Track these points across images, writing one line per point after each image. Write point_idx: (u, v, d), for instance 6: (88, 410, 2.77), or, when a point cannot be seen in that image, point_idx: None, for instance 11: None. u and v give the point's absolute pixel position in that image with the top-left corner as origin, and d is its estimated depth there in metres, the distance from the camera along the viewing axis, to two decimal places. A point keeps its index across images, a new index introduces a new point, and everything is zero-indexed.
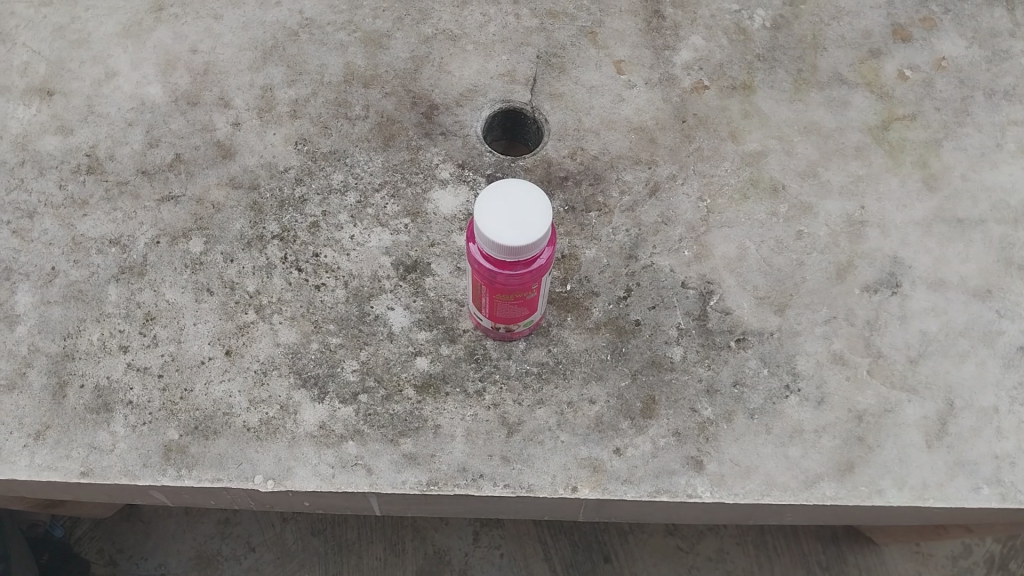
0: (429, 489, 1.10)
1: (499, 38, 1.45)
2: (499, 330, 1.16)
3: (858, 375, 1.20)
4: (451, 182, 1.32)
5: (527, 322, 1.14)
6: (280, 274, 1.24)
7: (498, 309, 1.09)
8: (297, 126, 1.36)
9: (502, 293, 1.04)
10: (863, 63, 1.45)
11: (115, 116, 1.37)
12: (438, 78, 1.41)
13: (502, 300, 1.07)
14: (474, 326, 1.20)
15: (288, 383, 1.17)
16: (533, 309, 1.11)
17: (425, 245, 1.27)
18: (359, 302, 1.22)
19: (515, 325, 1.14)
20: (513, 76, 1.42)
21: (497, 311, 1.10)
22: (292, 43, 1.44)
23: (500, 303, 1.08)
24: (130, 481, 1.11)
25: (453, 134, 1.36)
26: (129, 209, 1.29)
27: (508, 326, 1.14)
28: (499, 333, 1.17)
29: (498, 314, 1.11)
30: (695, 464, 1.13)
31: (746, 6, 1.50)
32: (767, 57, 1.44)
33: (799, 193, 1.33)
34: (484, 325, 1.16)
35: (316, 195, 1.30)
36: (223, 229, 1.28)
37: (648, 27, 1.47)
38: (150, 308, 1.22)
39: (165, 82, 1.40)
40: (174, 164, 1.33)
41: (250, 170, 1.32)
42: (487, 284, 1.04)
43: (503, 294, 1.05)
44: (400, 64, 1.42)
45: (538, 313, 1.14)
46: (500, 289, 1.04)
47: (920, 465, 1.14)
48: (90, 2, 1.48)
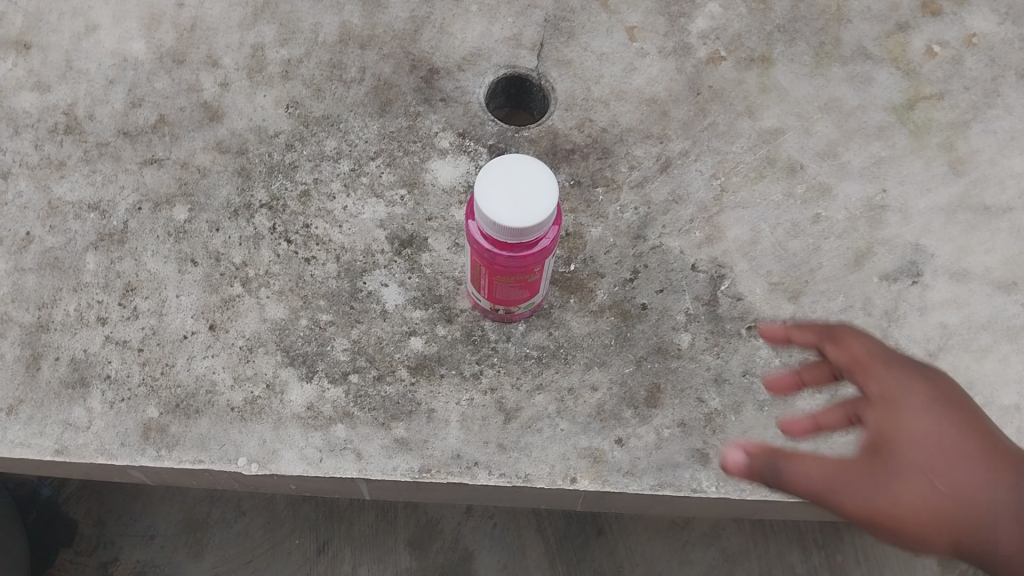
0: (421, 476, 1.07)
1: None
2: (498, 310, 1.11)
3: None
4: (451, 152, 1.26)
5: (528, 303, 1.09)
6: (269, 245, 1.19)
7: (498, 289, 1.04)
8: (289, 88, 1.30)
9: (502, 274, 0.99)
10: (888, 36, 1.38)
11: (96, 73, 1.31)
12: (439, 40, 1.35)
13: (502, 281, 1.02)
14: (472, 305, 1.15)
15: (274, 361, 1.12)
16: (534, 291, 1.06)
17: (422, 218, 1.21)
18: (351, 278, 1.17)
19: (515, 307, 1.09)
20: (519, 40, 1.36)
21: (496, 291, 1.05)
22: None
23: (500, 284, 1.03)
24: (107, 461, 1.07)
25: (453, 101, 1.30)
26: (110, 172, 1.24)
27: (508, 307, 1.09)
28: (498, 314, 1.13)
29: (498, 294, 1.06)
30: (700, 458, 1.09)
31: None
32: (787, 28, 1.38)
33: (817, 174, 1.27)
34: (482, 305, 1.11)
35: (307, 162, 1.25)
36: (208, 196, 1.22)
37: None
38: (131, 279, 1.17)
39: (150, 39, 1.34)
40: (158, 126, 1.27)
41: (238, 135, 1.26)
42: (487, 265, 0.99)
43: (504, 276, 1.00)
44: (400, 25, 1.36)
45: (540, 294, 1.09)
46: (500, 270, 0.99)
47: None
48: None
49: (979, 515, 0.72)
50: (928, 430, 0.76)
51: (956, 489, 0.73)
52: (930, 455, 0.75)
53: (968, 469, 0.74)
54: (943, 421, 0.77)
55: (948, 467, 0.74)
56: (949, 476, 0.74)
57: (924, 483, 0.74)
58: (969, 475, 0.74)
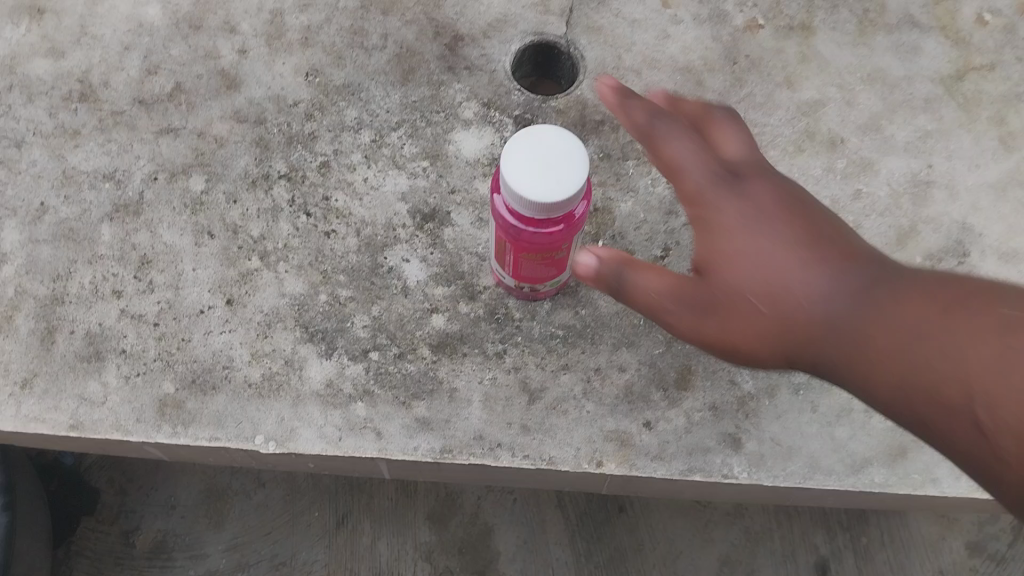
0: (442, 457, 1.04)
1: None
2: (523, 288, 1.08)
3: None
4: (476, 122, 1.22)
5: (554, 281, 1.06)
6: (288, 218, 1.17)
7: (523, 267, 1.01)
8: (308, 55, 1.27)
9: (528, 251, 0.96)
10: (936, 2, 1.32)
11: (112, 38, 1.28)
12: (465, 5, 1.30)
13: (527, 258, 0.98)
14: (495, 283, 1.12)
15: (293, 336, 1.10)
16: (561, 269, 1.03)
17: (445, 191, 1.18)
18: (372, 253, 1.15)
19: (540, 285, 1.06)
20: (547, 6, 1.31)
21: (521, 269, 1.02)
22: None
23: (526, 262, 0.99)
24: (122, 437, 1.06)
25: (477, 69, 1.26)
26: (125, 141, 1.22)
27: (533, 284, 1.06)
28: (522, 292, 1.10)
29: (523, 272, 1.03)
30: (732, 443, 1.06)
31: None
32: None
33: (859, 148, 1.22)
34: (506, 282, 1.08)
35: (327, 132, 1.22)
36: (225, 167, 1.20)
37: None
38: (146, 252, 1.15)
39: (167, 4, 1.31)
40: (175, 94, 1.24)
41: (256, 104, 1.23)
42: (512, 242, 0.95)
43: (530, 253, 0.96)
44: None
45: (566, 272, 1.05)
46: (526, 247, 0.95)
47: None
48: None
49: (813, 327, 0.77)
50: (751, 246, 0.80)
51: (781, 301, 0.78)
52: (755, 272, 0.79)
53: (797, 285, 0.77)
54: (769, 232, 0.80)
55: (776, 281, 0.78)
56: (767, 291, 0.78)
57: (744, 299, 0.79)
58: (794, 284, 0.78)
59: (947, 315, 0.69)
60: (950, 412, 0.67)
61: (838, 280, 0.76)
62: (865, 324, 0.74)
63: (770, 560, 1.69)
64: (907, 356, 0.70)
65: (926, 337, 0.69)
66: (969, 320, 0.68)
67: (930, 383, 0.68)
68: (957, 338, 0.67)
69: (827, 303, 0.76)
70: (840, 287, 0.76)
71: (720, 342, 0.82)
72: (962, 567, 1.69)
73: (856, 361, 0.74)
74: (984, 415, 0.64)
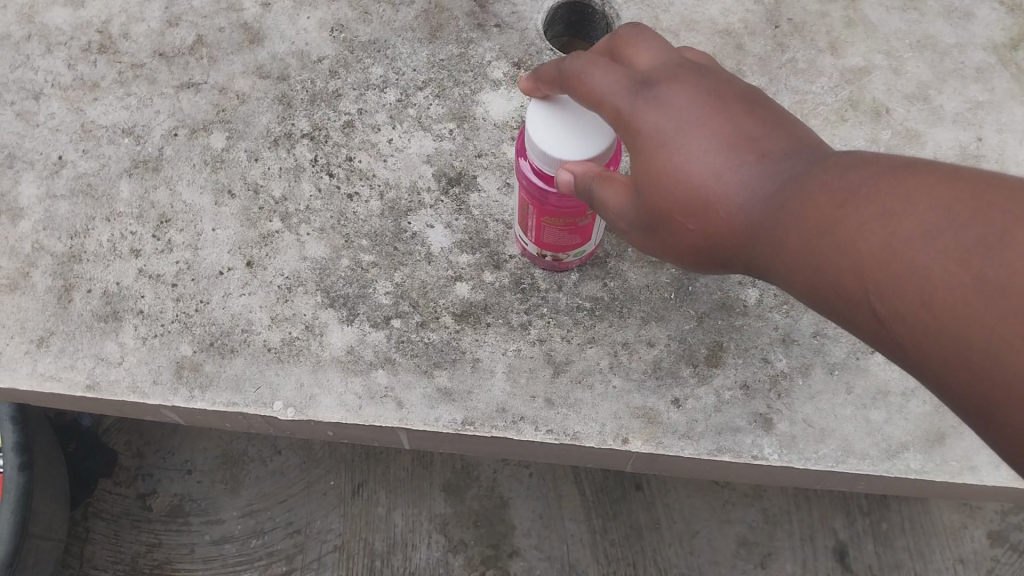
0: (463, 429, 1.02)
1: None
2: (546, 258, 1.05)
3: None
4: (505, 84, 1.19)
5: (578, 252, 1.03)
6: (310, 179, 1.14)
7: (547, 233, 0.99)
8: (334, 9, 1.23)
9: (553, 214, 0.93)
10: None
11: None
12: None
13: (551, 222, 0.96)
14: (519, 253, 1.10)
15: (315, 301, 1.08)
16: (585, 239, 1.00)
17: (471, 155, 1.15)
18: (396, 217, 1.12)
19: (563, 255, 1.03)
20: None
21: (545, 235, 0.99)
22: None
23: (549, 227, 0.97)
24: (138, 398, 1.05)
25: (508, 28, 1.22)
26: (145, 95, 1.19)
27: (556, 255, 1.03)
28: (545, 262, 1.07)
29: (546, 239, 1.00)
30: (763, 423, 1.03)
31: None
32: None
33: (905, 118, 1.17)
34: (530, 251, 1.06)
35: (352, 91, 1.18)
36: (247, 124, 1.17)
37: None
38: (165, 210, 1.13)
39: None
40: (196, 48, 1.22)
41: (280, 59, 1.20)
42: (536, 204, 0.93)
43: (555, 217, 0.94)
44: None
45: (591, 243, 1.02)
46: (550, 210, 0.93)
47: None
48: None
49: (736, 235, 0.74)
50: (665, 154, 0.74)
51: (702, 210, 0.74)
52: (674, 183, 0.74)
53: (715, 191, 0.73)
54: (682, 134, 0.74)
55: (695, 190, 0.74)
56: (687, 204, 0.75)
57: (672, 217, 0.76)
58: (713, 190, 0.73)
59: (848, 206, 0.65)
60: (859, 306, 0.64)
61: (752, 177, 0.72)
62: (777, 225, 0.69)
63: (788, 542, 1.67)
64: (814, 257, 0.66)
65: (831, 232, 0.65)
66: (873, 208, 0.63)
67: (840, 282, 0.65)
68: (857, 229, 0.63)
69: (742, 205, 0.72)
70: (758, 185, 0.71)
71: (669, 256, 0.81)
72: (984, 556, 1.66)
73: (775, 265, 0.71)
74: (887, 309, 0.61)
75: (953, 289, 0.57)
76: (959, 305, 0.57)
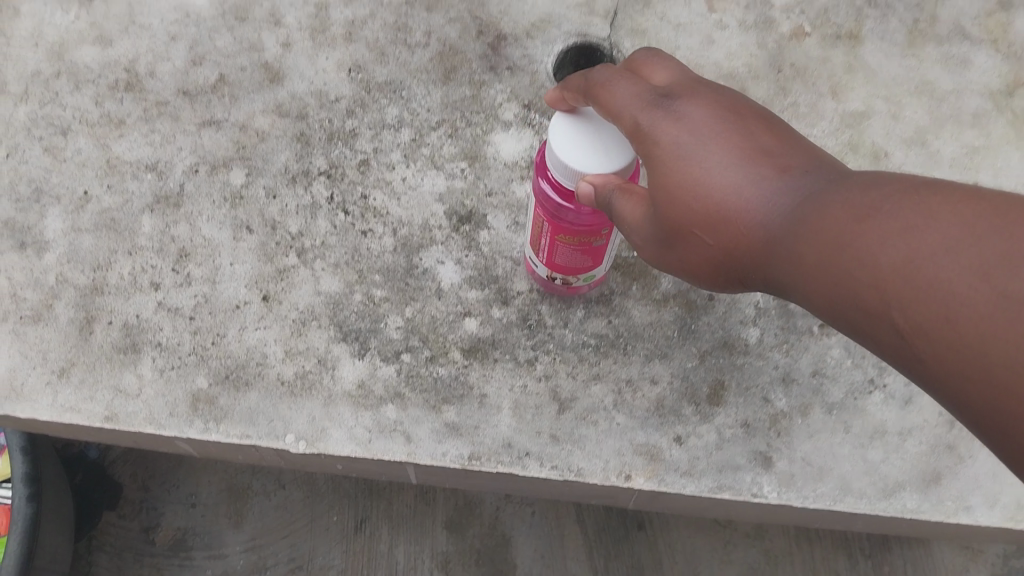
0: (470, 463, 1.04)
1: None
2: (555, 281, 1.08)
3: None
4: (515, 125, 1.22)
5: (587, 277, 1.06)
6: (327, 216, 1.17)
7: (559, 254, 1.01)
8: (351, 51, 1.26)
9: (569, 233, 0.96)
10: (987, 15, 1.29)
11: (158, 28, 1.29)
12: (509, 5, 1.29)
13: (565, 242, 0.98)
14: (529, 276, 1.13)
15: (328, 335, 1.11)
16: (596, 262, 1.02)
17: (482, 194, 1.18)
18: (408, 253, 1.15)
19: (574, 279, 1.06)
20: (591, 8, 1.29)
21: (556, 256, 1.02)
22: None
23: (562, 246, 0.99)
24: (155, 430, 1.07)
25: (520, 70, 1.25)
26: (168, 132, 1.22)
27: (565, 278, 1.06)
28: (555, 285, 1.10)
29: (558, 260, 1.03)
30: (763, 461, 1.05)
31: None
32: (879, 3, 1.29)
33: (904, 162, 1.20)
34: (539, 273, 1.09)
35: (367, 130, 1.21)
36: (266, 161, 1.20)
37: None
38: (185, 244, 1.16)
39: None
40: (219, 87, 1.25)
41: (298, 99, 1.23)
42: (553, 221, 0.96)
43: (570, 235, 0.96)
44: None
45: (601, 268, 1.05)
46: (567, 228, 0.95)
47: (1015, 482, 1.05)
48: None
49: (751, 248, 0.77)
50: (686, 167, 0.79)
51: (721, 224, 0.78)
52: (692, 195, 0.79)
53: (733, 203, 0.77)
54: (705, 150, 0.79)
55: (712, 202, 0.78)
56: (707, 220, 0.78)
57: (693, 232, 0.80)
58: (732, 204, 0.77)
59: (864, 220, 0.67)
60: (874, 319, 0.66)
61: (769, 191, 0.76)
62: (794, 238, 0.73)
63: None
64: (829, 272, 0.69)
65: (848, 248, 0.67)
66: (890, 222, 0.65)
67: (854, 297, 0.67)
68: (872, 244, 0.66)
69: (759, 217, 0.76)
70: (776, 199, 0.75)
71: (683, 269, 0.85)
72: None
73: (790, 278, 0.74)
74: (904, 321, 0.63)
75: (971, 303, 0.59)
76: (975, 317, 0.59)
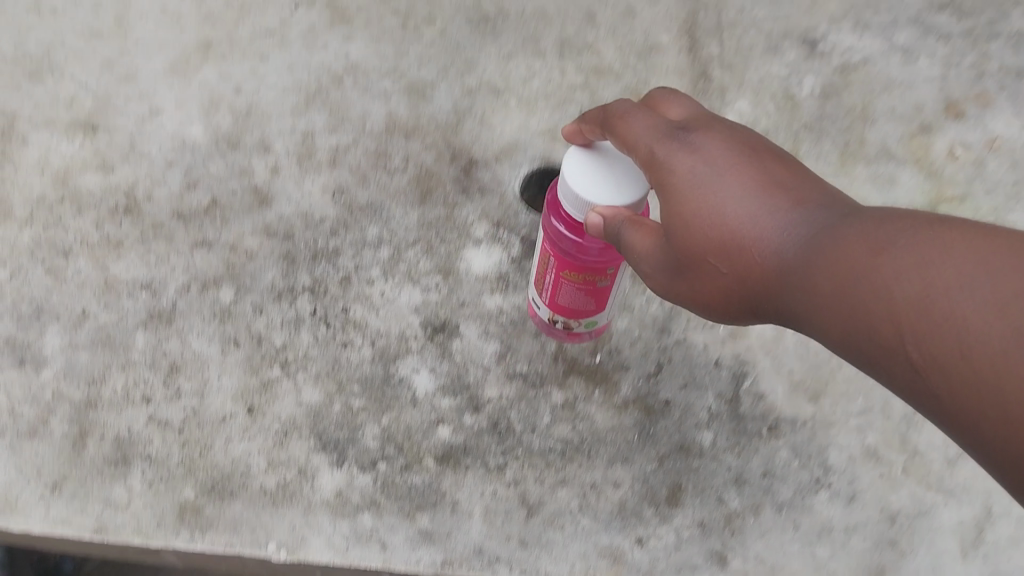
0: (443, 570, 0.87)
1: (557, 33, 1.26)
2: (556, 325, 0.99)
3: (894, 474, 0.96)
4: (465, 222, 1.09)
5: (589, 324, 0.97)
6: (309, 328, 0.99)
7: (562, 291, 0.92)
8: (269, 140, 1.10)
9: (573, 267, 0.88)
10: (975, 95, 1.25)
11: (89, 88, 1.11)
12: (422, 112, 1.16)
13: (566, 280, 0.90)
14: (530, 321, 1.03)
15: (258, 441, 0.91)
16: (598, 311, 0.95)
17: (456, 304, 1.03)
18: (358, 333, 0.99)
19: (574, 322, 0.97)
20: (533, 106, 1.19)
21: (559, 293, 0.93)
22: (311, 11, 1.22)
23: (564, 285, 0.91)
24: (143, 543, 0.85)
25: (480, 189, 1.11)
26: (57, 201, 1.03)
27: (566, 322, 0.97)
28: (557, 332, 1.01)
29: (560, 299, 0.93)
30: (720, 561, 0.90)
31: (795, 70, 1.26)
32: (815, 126, 1.21)
33: None
34: (541, 317, 1.00)
35: (289, 217, 1.05)
36: (254, 279, 1.01)
37: (692, 88, 1.22)
38: (113, 328, 0.96)
39: (159, 48, 1.15)
40: (164, 154, 1.08)
41: (198, 183, 1.06)
42: (557, 253, 0.88)
43: (574, 271, 0.88)
44: (376, 98, 1.16)
45: (605, 318, 0.98)
46: (571, 261, 0.87)
47: None
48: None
49: (766, 281, 0.70)
50: (697, 197, 0.73)
51: (735, 257, 0.71)
52: (706, 226, 0.72)
53: (747, 235, 0.71)
54: (717, 181, 0.73)
55: (725, 233, 0.71)
56: (721, 252, 0.72)
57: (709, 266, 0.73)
58: (745, 236, 0.71)
59: (877, 249, 0.62)
60: (882, 349, 0.60)
61: (784, 222, 0.70)
62: (808, 269, 0.66)
63: None
64: (846, 303, 0.63)
65: (859, 278, 0.62)
66: (907, 254, 0.60)
67: (872, 327, 0.61)
68: (887, 271, 0.60)
69: (775, 248, 0.69)
70: (792, 232, 0.69)
71: (693, 301, 0.77)
72: None
73: (801, 310, 0.68)
74: (914, 347, 0.58)
75: (984, 336, 0.54)
76: (977, 338, 0.54)
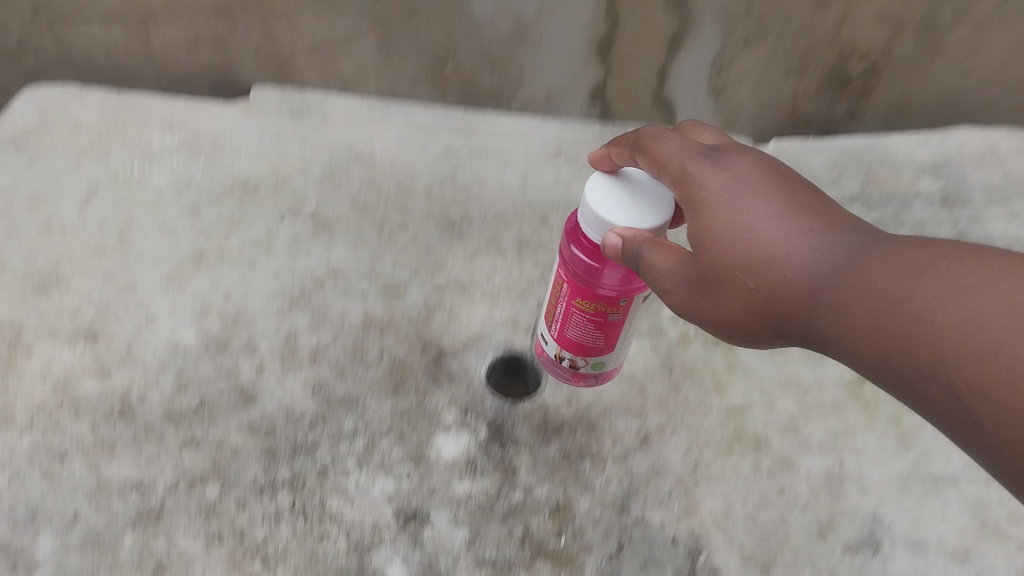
0: None
1: (515, 232, 1.41)
2: (562, 363, 1.15)
3: None
4: (434, 412, 1.18)
5: (595, 366, 1.14)
6: (289, 521, 1.05)
7: (570, 327, 1.08)
8: (255, 343, 1.21)
9: (589, 297, 1.03)
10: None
11: (91, 299, 1.22)
12: (394, 309, 1.28)
13: (579, 311, 1.05)
14: (538, 357, 1.21)
15: None
16: (604, 353, 1.11)
17: (427, 492, 1.10)
18: (335, 527, 1.05)
19: (584, 360, 1.12)
20: (496, 300, 1.32)
21: (568, 330, 1.09)
22: (295, 221, 1.36)
23: (575, 317, 1.06)
24: None
25: (445, 377, 1.22)
26: (56, 410, 1.11)
27: (572, 361, 1.13)
28: (564, 372, 1.18)
29: (568, 337, 1.10)
30: None
31: None
32: None
33: (779, 447, 1.19)
34: (549, 355, 1.16)
35: (273, 415, 1.14)
36: (236, 475, 1.08)
37: None
38: (102, 532, 1.01)
39: (157, 261, 1.28)
40: (158, 358, 1.17)
41: (189, 387, 1.15)
42: (575, 284, 1.03)
43: (589, 300, 1.03)
44: (354, 297, 1.28)
45: (612, 363, 1.14)
46: (587, 291, 1.02)
47: None
48: (66, 181, 1.35)
49: (791, 297, 0.80)
50: (730, 213, 0.85)
51: (764, 272, 0.82)
52: (741, 245, 0.83)
53: (778, 252, 0.81)
54: (753, 205, 0.85)
55: (758, 247, 0.82)
56: (752, 268, 0.82)
57: (738, 280, 0.83)
58: (778, 253, 0.81)
59: (902, 270, 0.72)
60: (897, 354, 0.70)
61: (812, 246, 0.80)
62: (833, 287, 0.77)
63: None
64: (869, 314, 0.73)
65: (887, 292, 0.72)
66: (932, 275, 0.70)
67: (893, 334, 0.70)
68: (917, 287, 0.70)
69: (802, 266, 0.80)
70: (822, 254, 0.80)
71: (716, 320, 0.87)
72: None
73: (821, 322, 0.78)
74: (931, 353, 0.67)
75: (997, 341, 0.63)
76: (996, 351, 0.63)
